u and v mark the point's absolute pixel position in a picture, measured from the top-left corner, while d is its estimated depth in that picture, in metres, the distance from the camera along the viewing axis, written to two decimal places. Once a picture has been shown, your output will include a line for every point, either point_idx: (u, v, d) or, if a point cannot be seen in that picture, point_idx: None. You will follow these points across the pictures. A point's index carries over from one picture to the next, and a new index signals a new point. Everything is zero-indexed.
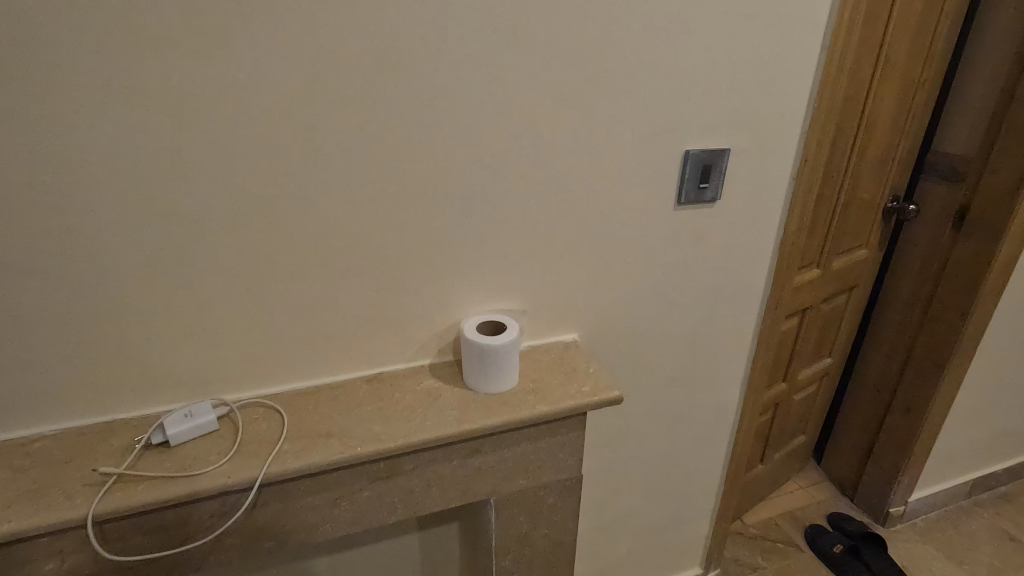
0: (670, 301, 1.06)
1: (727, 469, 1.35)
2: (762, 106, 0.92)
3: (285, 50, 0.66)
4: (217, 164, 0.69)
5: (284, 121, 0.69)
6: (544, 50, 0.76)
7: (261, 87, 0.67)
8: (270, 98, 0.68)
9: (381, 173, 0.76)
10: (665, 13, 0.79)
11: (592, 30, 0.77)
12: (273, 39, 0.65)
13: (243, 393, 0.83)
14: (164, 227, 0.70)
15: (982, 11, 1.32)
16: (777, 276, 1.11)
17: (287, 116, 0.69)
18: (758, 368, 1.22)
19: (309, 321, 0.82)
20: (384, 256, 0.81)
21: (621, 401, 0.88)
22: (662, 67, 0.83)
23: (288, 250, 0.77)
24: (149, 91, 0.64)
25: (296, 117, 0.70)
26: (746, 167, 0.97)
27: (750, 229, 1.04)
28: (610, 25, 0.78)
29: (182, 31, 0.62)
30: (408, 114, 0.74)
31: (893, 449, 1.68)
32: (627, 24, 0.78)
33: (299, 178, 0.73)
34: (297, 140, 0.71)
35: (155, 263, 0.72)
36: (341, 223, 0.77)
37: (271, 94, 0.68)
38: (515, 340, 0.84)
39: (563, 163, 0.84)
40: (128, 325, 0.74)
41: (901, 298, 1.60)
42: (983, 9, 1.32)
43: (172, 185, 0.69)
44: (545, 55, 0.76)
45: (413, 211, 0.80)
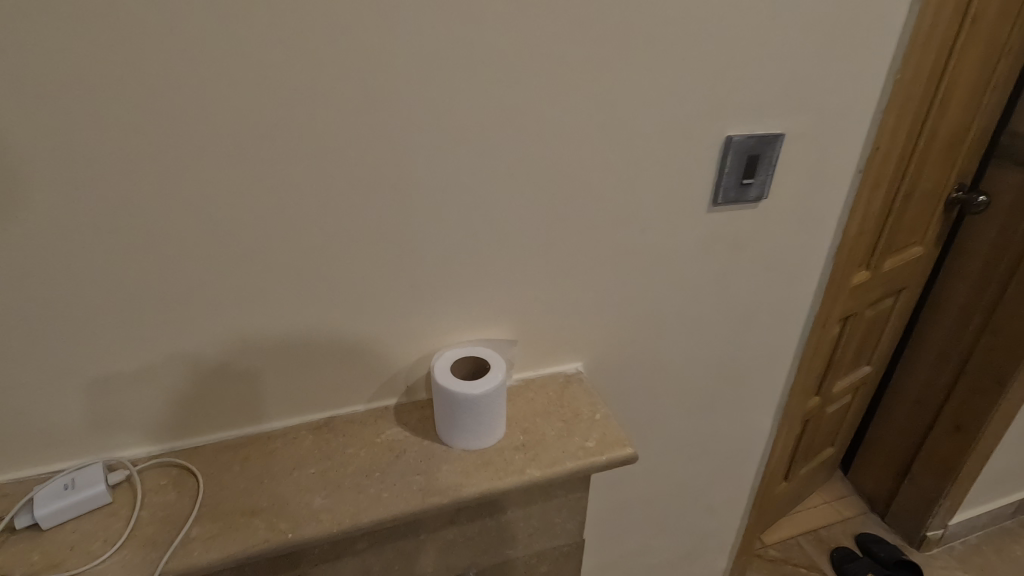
0: (697, 321, 0.87)
1: (754, 502, 1.17)
2: (829, 79, 0.71)
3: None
4: (79, 160, 0.49)
5: (172, 100, 0.49)
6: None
7: (128, 45, 0.46)
8: (144, 64, 0.47)
9: (317, 169, 0.55)
10: None
11: None
12: None
13: (153, 447, 0.65)
14: (11, 246, 0.51)
15: None
16: (829, 289, 0.91)
17: (173, 90, 0.48)
18: (798, 394, 1.03)
19: (232, 360, 0.63)
20: (329, 278, 0.62)
21: (635, 458, 0.69)
22: (707, 22, 0.61)
23: (195, 272, 0.57)
24: None
25: (186, 91, 0.49)
26: (802, 156, 0.76)
27: (801, 232, 0.83)
28: None
29: None
30: (351, 88, 0.53)
31: (936, 470, 1.50)
32: None
33: (200, 176, 0.53)
34: (191, 124, 0.50)
35: (7, 294, 0.53)
36: (266, 237, 0.57)
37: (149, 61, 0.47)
38: (502, 382, 0.65)
39: (567, 154, 0.64)
40: None
41: (957, 302, 1.39)
42: None
43: (17, 191, 0.49)
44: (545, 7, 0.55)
45: (366, 220, 0.60)
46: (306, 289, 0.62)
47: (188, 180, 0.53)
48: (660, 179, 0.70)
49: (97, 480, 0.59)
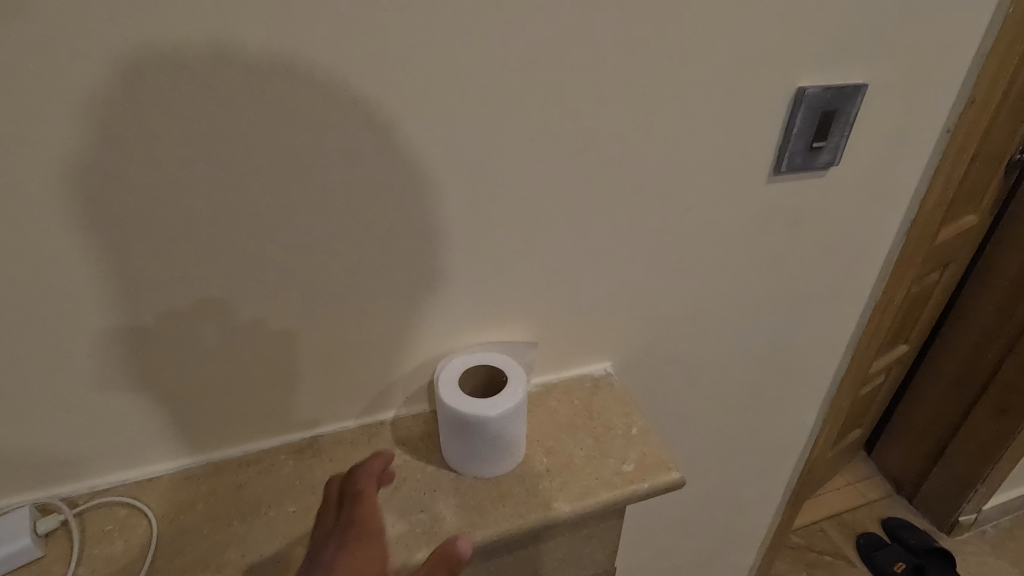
0: (745, 310, 0.74)
1: (789, 499, 1.07)
2: (927, 13, 0.56)
3: None
4: None
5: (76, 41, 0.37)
6: None
7: None
8: None
9: (279, 131, 0.43)
10: None
11: None
12: None
13: (97, 479, 0.54)
14: None
15: None
16: (896, 270, 0.78)
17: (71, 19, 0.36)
18: (848, 387, 0.91)
19: (188, 375, 0.51)
20: (305, 271, 0.50)
21: (680, 484, 0.58)
22: None
23: (130, 269, 0.45)
24: None
25: (91, 20, 0.36)
26: (884, 112, 0.62)
27: (871, 205, 0.70)
28: None
29: None
30: (321, 19, 0.40)
31: (974, 453, 1.40)
32: None
33: (123, 140, 0.40)
34: (105, 67, 0.38)
35: None
36: (218, 219, 0.45)
37: None
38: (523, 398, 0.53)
39: (602, 111, 0.50)
40: None
41: (1009, 277, 1.27)
42: None
43: None
44: None
45: (348, 198, 0.47)
46: (276, 285, 0.49)
47: (109, 146, 0.40)
48: (714, 144, 0.56)
49: (20, 531, 0.48)
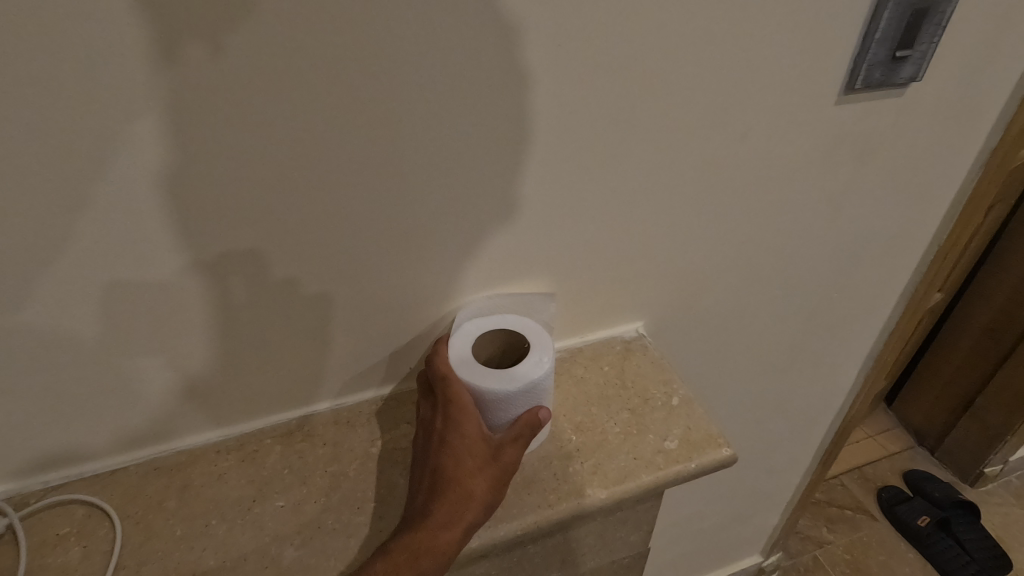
0: (795, 259, 0.64)
1: (819, 459, 1.01)
2: None
3: None
4: None
5: None
6: None
7: None
8: None
9: (234, 30, 0.33)
10: None
11: None
12: None
13: (54, 474, 0.46)
14: None
15: None
16: (966, 209, 0.68)
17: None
18: (897, 342, 0.82)
19: (149, 349, 0.43)
20: (279, 223, 0.41)
21: (731, 461, 0.50)
22: None
23: (66, 225, 0.37)
24: None
25: None
26: (983, 13, 0.51)
27: (949, 132, 0.59)
28: None
29: None
30: None
31: (1006, 404, 1.34)
32: None
33: (22, 41, 0.31)
34: None
35: None
36: (167, 160, 0.36)
37: None
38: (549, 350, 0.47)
39: (638, 14, 0.40)
40: None
41: None
42: None
43: None
44: None
45: (327, 121, 0.38)
46: (246, 242, 0.41)
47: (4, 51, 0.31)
48: (777, 51, 0.46)
49: None
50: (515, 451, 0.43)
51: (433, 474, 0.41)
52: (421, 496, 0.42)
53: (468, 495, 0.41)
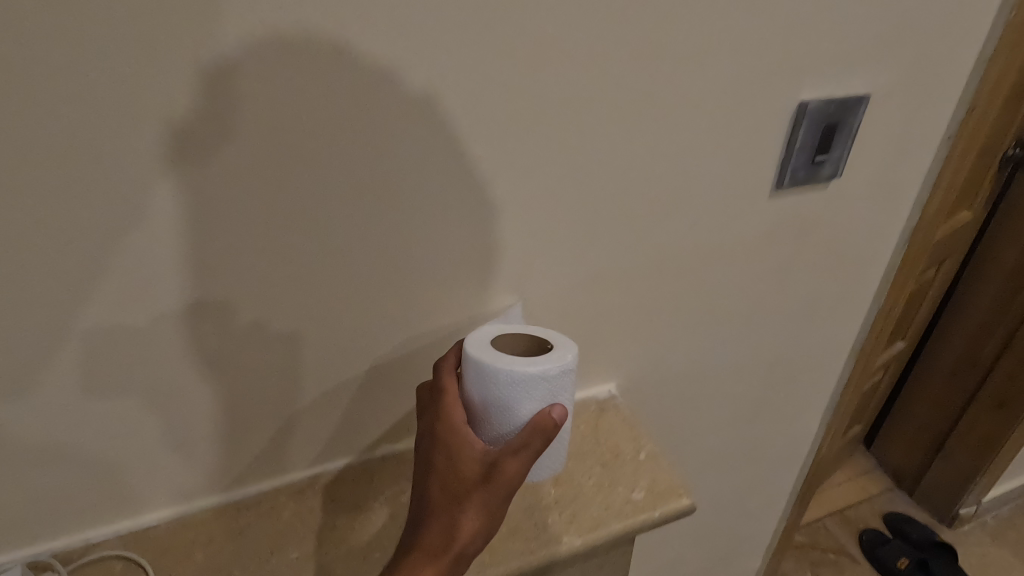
0: (750, 324, 0.73)
1: (793, 503, 1.06)
2: (926, 26, 0.56)
3: None
4: None
5: (77, 106, 0.37)
6: None
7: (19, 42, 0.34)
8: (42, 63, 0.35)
9: (275, 171, 0.43)
10: None
11: None
12: None
13: (94, 531, 0.53)
14: None
15: None
16: (899, 277, 0.77)
17: (43, 53, 0.35)
18: (852, 393, 0.90)
19: (185, 421, 0.50)
20: (302, 312, 0.49)
21: (692, 509, 0.57)
22: None
23: (128, 323, 0.45)
24: None
25: (96, 88, 0.37)
26: (888, 121, 0.61)
27: (874, 215, 0.69)
28: None
29: None
30: (314, 74, 0.40)
31: (974, 446, 1.41)
32: None
33: (113, 188, 0.40)
34: (104, 131, 0.38)
35: None
36: (214, 268, 0.45)
37: (42, 56, 0.35)
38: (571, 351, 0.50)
39: (595, 141, 0.50)
40: None
41: (1005, 270, 1.27)
42: None
43: None
44: None
45: (344, 232, 0.47)
46: (274, 329, 0.49)
47: (95, 193, 0.39)
48: (713, 161, 0.55)
49: None
50: (510, 466, 0.43)
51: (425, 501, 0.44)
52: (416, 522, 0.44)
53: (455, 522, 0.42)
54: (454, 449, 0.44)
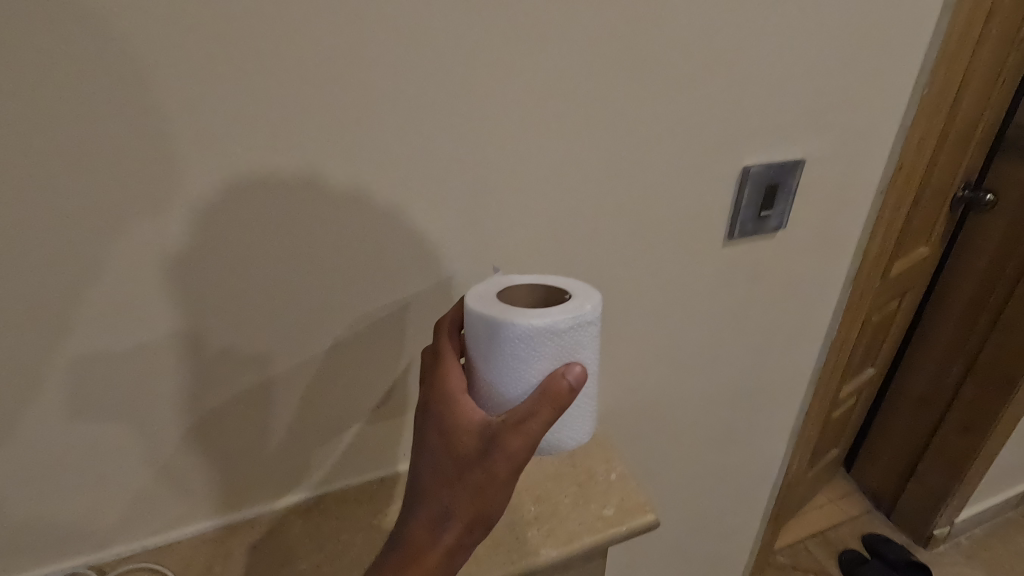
0: (714, 357, 0.80)
1: (768, 523, 1.13)
2: (850, 102, 0.65)
3: (129, 91, 0.42)
4: (48, 258, 0.45)
5: (139, 188, 0.45)
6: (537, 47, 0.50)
7: (101, 143, 0.43)
8: (116, 158, 0.44)
9: (295, 235, 0.51)
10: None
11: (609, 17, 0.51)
12: (107, 79, 0.41)
13: (125, 544, 0.60)
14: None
15: None
16: (848, 313, 0.85)
17: (117, 148, 0.43)
18: (814, 418, 0.97)
19: (210, 446, 0.58)
20: (313, 350, 0.57)
21: (657, 524, 0.64)
22: (716, 60, 0.56)
23: (168, 361, 0.53)
24: None
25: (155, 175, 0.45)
26: (825, 179, 0.70)
27: (820, 259, 0.77)
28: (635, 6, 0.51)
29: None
30: (330, 157, 0.49)
31: (944, 468, 1.47)
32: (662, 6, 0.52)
33: (163, 252, 0.48)
34: (160, 207, 0.47)
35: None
36: (241, 315, 0.53)
37: (116, 152, 0.44)
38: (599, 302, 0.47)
39: (565, 204, 0.59)
40: None
41: (963, 301, 1.35)
42: None
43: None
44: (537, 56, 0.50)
45: (350, 283, 0.55)
46: (288, 365, 0.57)
47: (149, 256, 0.48)
48: (670, 217, 0.64)
49: None
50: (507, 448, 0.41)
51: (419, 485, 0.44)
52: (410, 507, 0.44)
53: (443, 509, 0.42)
54: (450, 425, 0.43)
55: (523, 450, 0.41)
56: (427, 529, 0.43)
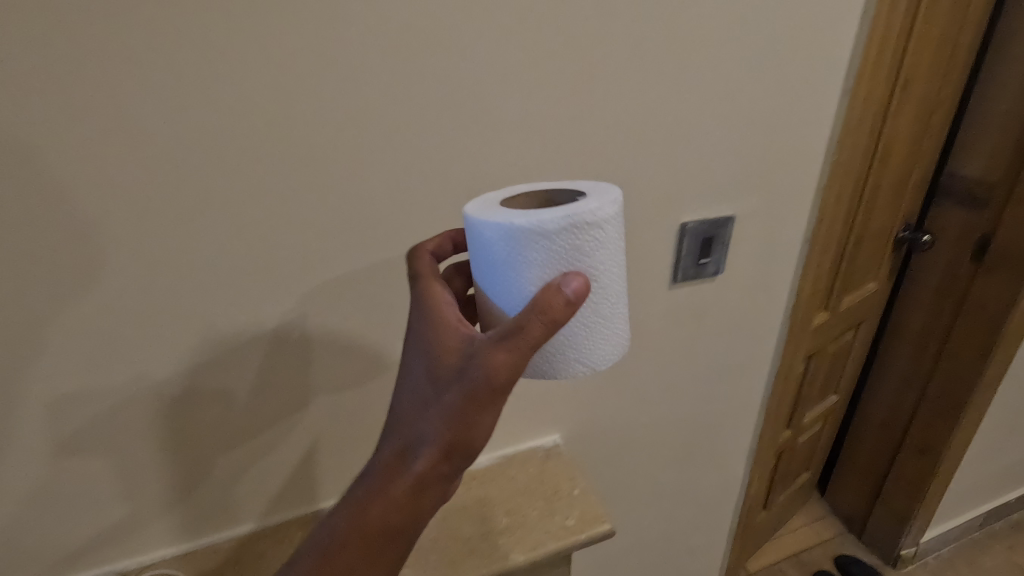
0: (670, 387, 0.90)
1: (733, 541, 1.22)
2: (770, 168, 0.77)
3: (182, 181, 0.54)
4: (113, 309, 0.57)
5: (183, 254, 0.57)
6: (501, 134, 0.63)
7: (159, 221, 0.55)
8: (169, 232, 0.56)
9: (305, 286, 0.63)
10: (648, 85, 0.65)
11: (557, 111, 0.63)
12: (167, 172, 0.54)
13: (153, 552, 0.71)
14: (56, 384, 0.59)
15: (999, 36, 1.18)
16: (788, 345, 0.96)
17: (171, 225, 0.56)
18: (767, 440, 1.07)
19: (228, 466, 0.70)
20: (316, 381, 0.69)
21: (613, 533, 0.73)
22: (648, 141, 0.68)
23: (199, 392, 0.64)
24: (28, 241, 0.52)
25: (198, 243, 0.57)
26: (756, 232, 0.82)
27: (758, 299, 0.89)
28: (578, 102, 0.64)
29: (65, 174, 0.51)
30: (335, 225, 0.61)
31: (906, 490, 1.56)
32: (599, 100, 0.64)
33: (201, 303, 0.60)
34: (198, 269, 0.58)
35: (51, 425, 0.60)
36: (260, 352, 0.65)
37: (169, 226, 0.56)
38: (619, 210, 0.46)
39: None
40: (24, 493, 0.63)
41: (914, 331, 1.46)
42: (1000, 35, 1.18)
43: (66, 339, 0.57)
44: (501, 142, 0.63)
45: (349, 326, 0.67)
46: (296, 395, 0.69)
47: (191, 307, 0.60)
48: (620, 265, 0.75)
49: None
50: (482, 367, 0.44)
51: (408, 399, 0.49)
52: (398, 418, 0.50)
53: (420, 424, 0.48)
54: (432, 342, 0.48)
55: (503, 373, 0.44)
56: (408, 449, 0.48)
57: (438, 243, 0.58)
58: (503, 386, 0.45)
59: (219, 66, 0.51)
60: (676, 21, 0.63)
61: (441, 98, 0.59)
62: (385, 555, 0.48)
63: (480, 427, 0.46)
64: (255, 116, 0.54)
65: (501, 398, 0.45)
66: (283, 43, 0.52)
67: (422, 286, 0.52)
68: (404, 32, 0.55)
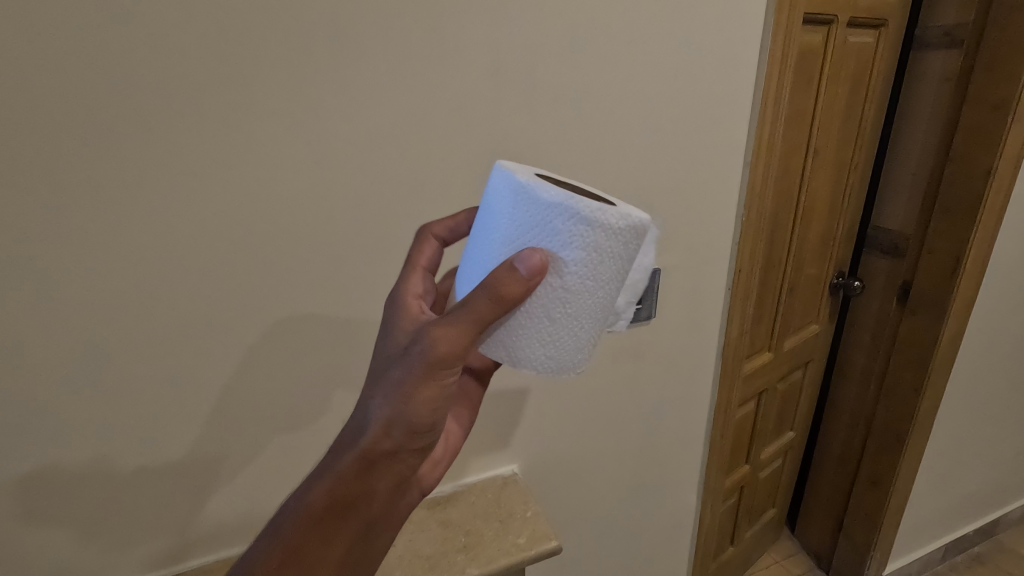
0: (617, 420, 1.01)
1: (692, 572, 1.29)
2: (687, 228, 0.91)
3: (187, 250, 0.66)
4: (123, 358, 0.67)
5: (185, 309, 0.68)
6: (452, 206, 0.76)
7: (166, 284, 0.66)
8: (175, 292, 0.67)
9: (289, 334, 0.74)
10: (574, 165, 0.80)
11: None
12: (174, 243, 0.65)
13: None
14: (68, 426, 0.67)
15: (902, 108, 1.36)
16: (723, 381, 1.07)
17: (176, 286, 0.67)
18: (714, 471, 1.17)
19: (217, 497, 0.78)
20: (295, 418, 0.79)
21: (559, 550, 0.82)
22: None
23: (194, 430, 0.74)
24: (55, 303, 0.62)
25: (199, 301, 0.68)
26: (682, 281, 0.95)
27: (690, 340, 1.01)
28: None
29: (89, 247, 0.62)
30: (313, 282, 0.73)
31: (864, 522, 1.64)
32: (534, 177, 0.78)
33: (199, 352, 0.70)
34: (198, 322, 0.69)
35: (62, 463, 0.69)
36: (249, 393, 0.75)
37: (175, 287, 0.67)
38: (625, 231, 0.47)
39: None
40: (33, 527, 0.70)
41: (858, 368, 1.58)
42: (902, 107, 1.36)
43: (80, 386, 0.66)
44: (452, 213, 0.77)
45: (326, 368, 0.78)
46: (278, 431, 0.79)
47: (190, 355, 0.70)
48: None
49: None
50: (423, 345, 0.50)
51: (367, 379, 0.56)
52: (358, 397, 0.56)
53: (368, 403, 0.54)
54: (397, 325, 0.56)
55: (441, 347, 0.50)
56: (358, 424, 0.54)
57: (447, 227, 0.66)
58: (442, 361, 0.50)
59: (215, 161, 0.64)
60: (592, 115, 0.78)
61: (403, 178, 0.73)
62: (342, 531, 0.53)
63: (422, 401, 0.52)
64: (248, 197, 0.66)
65: (435, 375, 0.51)
66: (268, 142, 0.65)
67: (407, 279, 0.62)
68: (369, 129, 0.69)
